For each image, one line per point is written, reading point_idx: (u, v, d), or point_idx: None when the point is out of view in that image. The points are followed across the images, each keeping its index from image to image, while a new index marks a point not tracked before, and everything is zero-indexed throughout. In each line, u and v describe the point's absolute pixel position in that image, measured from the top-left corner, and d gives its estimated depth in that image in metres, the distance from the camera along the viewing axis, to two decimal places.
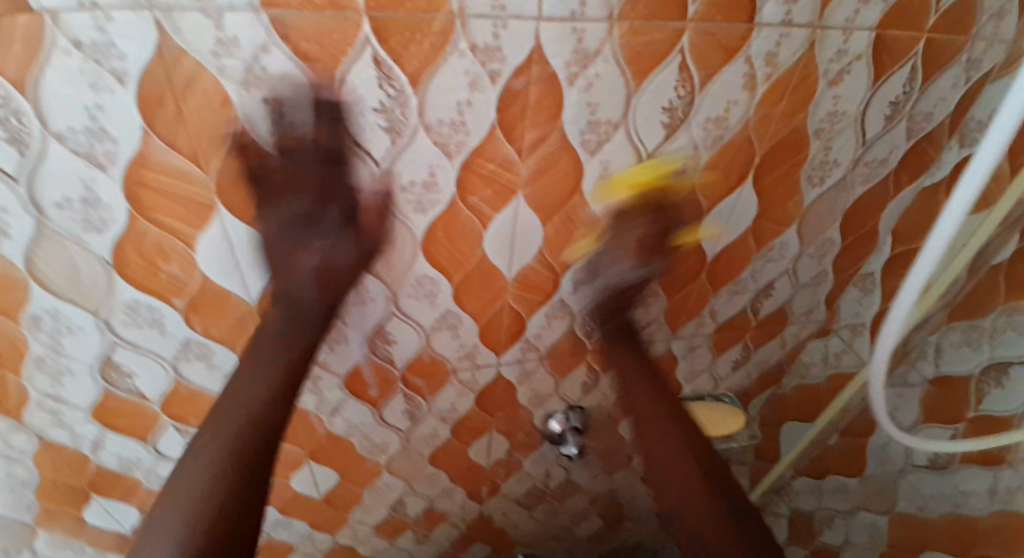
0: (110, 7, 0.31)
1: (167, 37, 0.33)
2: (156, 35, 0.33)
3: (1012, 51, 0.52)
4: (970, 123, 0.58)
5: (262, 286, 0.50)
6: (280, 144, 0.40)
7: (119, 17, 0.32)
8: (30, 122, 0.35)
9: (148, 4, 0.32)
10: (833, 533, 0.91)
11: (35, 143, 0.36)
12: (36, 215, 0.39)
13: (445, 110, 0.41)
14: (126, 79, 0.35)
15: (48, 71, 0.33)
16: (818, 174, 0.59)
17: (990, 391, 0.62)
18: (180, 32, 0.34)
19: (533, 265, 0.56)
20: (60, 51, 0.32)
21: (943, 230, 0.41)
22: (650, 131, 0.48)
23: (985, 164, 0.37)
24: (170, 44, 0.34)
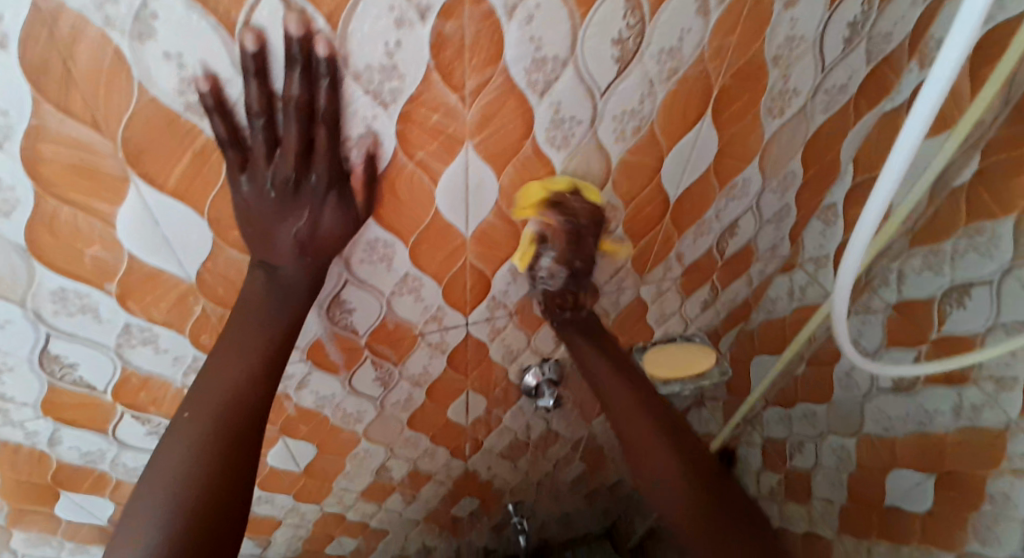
0: None
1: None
2: None
3: None
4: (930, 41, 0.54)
5: (198, 262, 0.46)
6: (191, 104, 0.36)
7: None
8: None
9: None
10: (803, 457, 0.94)
11: None
12: None
13: (372, 49, 0.37)
14: (7, 43, 0.30)
15: None
16: (779, 105, 0.58)
17: (951, 312, 0.62)
18: None
19: (489, 220, 0.54)
20: None
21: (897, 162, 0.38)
22: (600, 67, 0.45)
23: (932, 102, 0.34)
24: None
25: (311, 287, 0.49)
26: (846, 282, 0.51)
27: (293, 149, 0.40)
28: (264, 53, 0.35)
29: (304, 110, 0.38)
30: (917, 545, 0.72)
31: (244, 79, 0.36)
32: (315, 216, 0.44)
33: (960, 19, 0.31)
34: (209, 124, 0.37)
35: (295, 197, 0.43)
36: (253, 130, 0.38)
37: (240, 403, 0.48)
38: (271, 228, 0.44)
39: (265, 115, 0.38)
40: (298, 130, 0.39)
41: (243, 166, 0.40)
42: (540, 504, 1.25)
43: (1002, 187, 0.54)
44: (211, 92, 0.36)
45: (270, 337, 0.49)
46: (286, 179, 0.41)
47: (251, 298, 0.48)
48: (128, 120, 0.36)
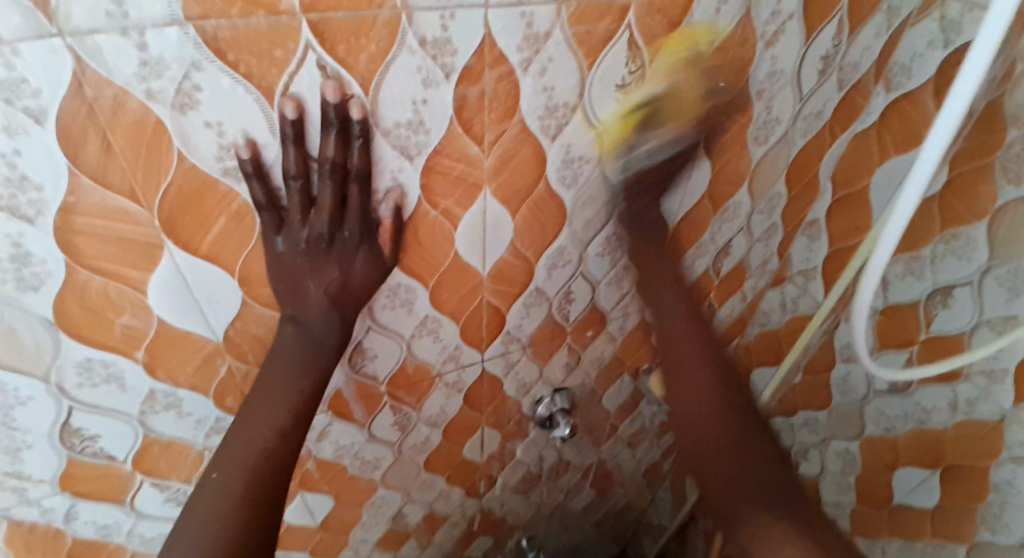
0: (15, 40, 0.27)
1: (83, 69, 0.29)
2: (74, 68, 0.29)
3: None
4: (894, 67, 0.59)
5: (226, 321, 0.47)
6: (228, 168, 0.37)
7: (28, 51, 0.27)
8: None
9: (58, 32, 0.27)
10: (809, 464, 0.96)
11: None
12: None
13: (401, 109, 0.39)
14: (45, 118, 0.30)
15: None
16: (763, 132, 0.62)
17: (937, 313, 0.66)
18: (101, 61, 0.29)
19: (504, 258, 0.56)
20: None
21: (916, 182, 0.42)
22: (606, 110, 0.48)
23: (950, 122, 0.38)
24: (93, 76, 0.30)
25: (337, 340, 0.50)
26: (869, 294, 0.52)
27: (327, 206, 0.41)
28: (302, 119, 0.36)
29: (338, 169, 0.39)
30: (930, 540, 0.74)
31: (282, 144, 0.37)
32: (345, 270, 0.46)
33: (980, 37, 0.34)
34: (246, 189, 0.39)
35: (328, 250, 0.44)
36: (289, 192, 0.40)
37: (269, 462, 0.46)
38: (303, 285, 0.46)
39: (301, 176, 0.39)
40: (333, 189, 0.40)
41: (278, 228, 0.42)
42: (552, 536, 1.22)
43: (972, 193, 0.59)
44: (251, 158, 0.37)
45: (298, 393, 0.48)
46: (320, 235, 0.43)
47: (285, 351, 0.48)
48: (164, 188, 0.36)
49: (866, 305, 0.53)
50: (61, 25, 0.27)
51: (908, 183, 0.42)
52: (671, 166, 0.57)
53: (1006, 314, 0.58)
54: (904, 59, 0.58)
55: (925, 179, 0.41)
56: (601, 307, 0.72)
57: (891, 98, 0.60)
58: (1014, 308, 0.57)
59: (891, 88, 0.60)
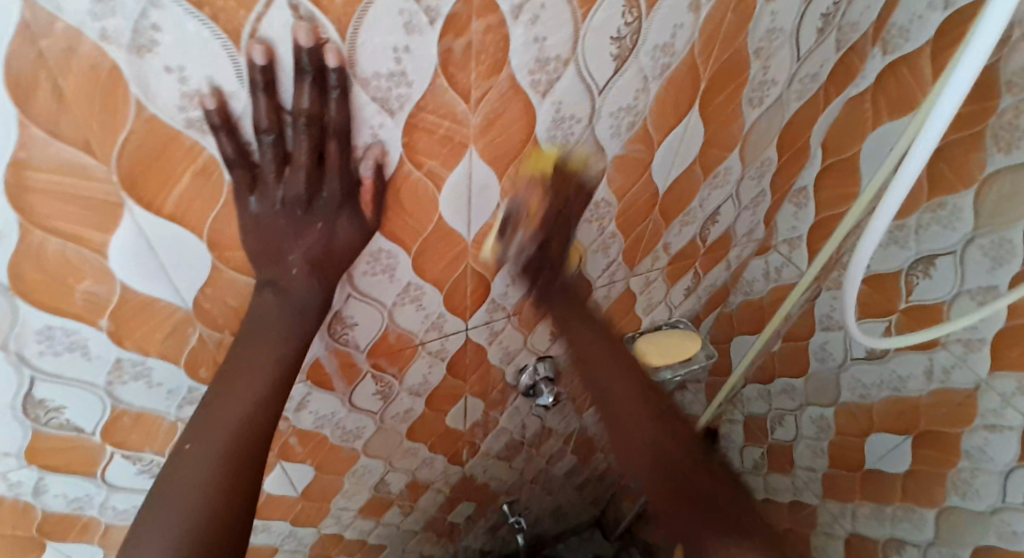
0: None
1: (31, 4, 0.25)
2: (23, 10, 0.25)
3: None
4: (892, 29, 0.59)
5: (196, 288, 0.44)
6: (193, 120, 0.34)
7: None
8: None
9: None
10: (784, 430, 0.98)
11: None
12: None
13: (382, 59, 0.36)
14: None
15: None
16: (758, 95, 0.61)
17: (918, 283, 0.67)
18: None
19: (491, 223, 0.54)
20: None
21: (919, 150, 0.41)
22: (601, 66, 0.45)
23: (959, 91, 0.36)
24: (40, 16, 0.26)
25: (319, 309, 0.47)
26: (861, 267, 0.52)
27: (304, 163, 0.39)
28: (272, 66, 0.33)
29: (314, 123, 0.37)
30: (900, 503, 0.77)
31: (252, 93, 0.34)
32: (325, 232, 0.44)
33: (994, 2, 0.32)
34: (215, 144, 0.36)
35: (307, 212, 0.42)
36: (261, 148, 0.37)
37: (247, 435, 0.45)
38: (281, 247, 0.43)
39: (274, 130, 0.37)
40: (309, 145, 0.38)
41: (251, 187, 0.39)
42: (533, 501, 1.25)
43: (962, 162, 0.59)
44: (217, 108, 0.34)
45: (276, 363, 0.47)
46: (298, 196, 0.41)
47: (264, 320, 0.46)
48: (123, 141, 0.33)
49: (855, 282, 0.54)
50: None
51: (909, 155, 0.41)
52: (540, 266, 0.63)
53: (988, 284, 0.59)
54: (902, 20, 0.57)
55: (926, 153, 0.40)
56: (587, 275, 0.71)
57: (888, 60, 0.60)
58: (997, 277, 0.58)
59: (888, 51, 0.60)
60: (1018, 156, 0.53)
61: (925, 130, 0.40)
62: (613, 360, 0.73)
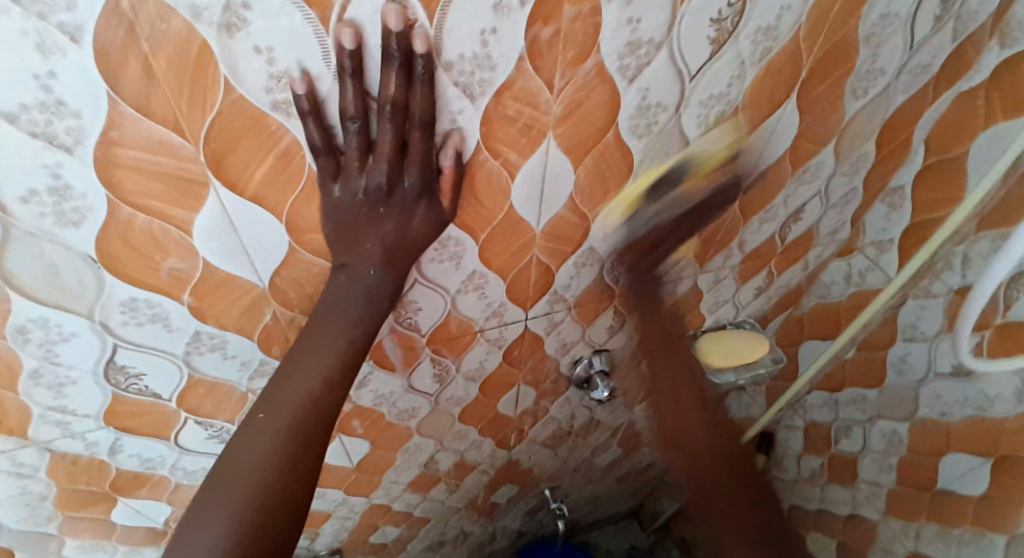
0: None
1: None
2: None
3: None
4: (1012, 21, 0.51)
5: (272, 268, 0.45)
6: (278, 103, 0.34)
7: None
8: None
9: None
10: (849, 441, 0.90)
11: None
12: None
13: (468, 41, 0.34)
14: (83, 37, 0.27)
15: None
16: (863, 84, 0.55)
17: (1018, 298, 0.57)
18: None
19: (562, 214, 0.52)
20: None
21: None
22: (695, 50, 0.42)
23: None
24: None
25: (390, 297, 0.48)
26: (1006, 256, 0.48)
27: (386, 153, 0.39)
28: (359, 50, 0.33)
29: (398, 111, 0.37)
30: (970, 527, 0.69)
31: (339, 78, 0.34)
32: (403, 222, 0.44)
33: None
34: (302, 129, 0.36)
35: (387, 203, 0.42)
36: (347, 134, 0.37)
37: (314, 408, 0.45)
38: (359, 235, 0.44)
39: (359, 117, 0.37)
40: (392, 133, 0.38)
41: (334, 174, 0.40)
42: (574, 488, 1.24)
43: None
44: (306, 93, 0.34)
45: (347, 345, 0.47)
46: (378, 186, 0.41)
47: (332, 303, 0.46)
48: (210, 122, 0.33)
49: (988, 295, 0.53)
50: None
51: None
52: (676, 214, 0.59)
53: None
54: None
55: None
56: (654, 271, 0.68)
57: (1005, 55, 0.52)
58: None
59: (1005, 44, 0.52)
60: None
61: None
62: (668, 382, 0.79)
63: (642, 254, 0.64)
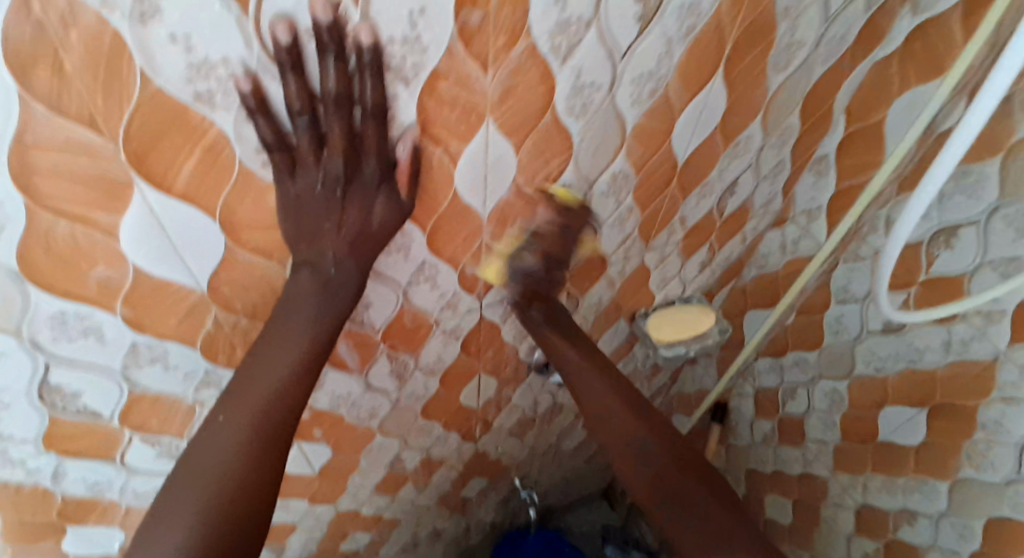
0: None
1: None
2: None
3: None
4: None
5: (209, 270, 0.43)
6: (202, 95, 0.33)
7: None
8: None
9: None
10: (795, 403, 0.95)
11: None
12: None
13: (397, 22, 0.34)
14: None
15: None
16: (784, 58, 0.58)
17: (939, 255, 0.63)
18: None
19: (506, 197, 0.52)
20: None
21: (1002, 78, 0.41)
22: (624, 29, 0.43)
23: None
24: None
25: (354, 289, 0.47)
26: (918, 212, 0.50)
27: (339, 145, 0.39)
28: (297, 43, 0.33)
29: (343, 102, 0.37)
30: (914, 475, 0.74)
31: (282, 74, 0.34)
32: (366, 215, 0.44)
33: None
34: (252, 126, 0.36)
35: (346, 196, 0.42)
36: (297, 131, 0.37)
37: (281, 406, 0.46)
38: (319, 229, 0.44)
39: (307, 112, 0.36)
40: (341, 125, 0.38)
41: (291, 170, 0.40)
42: (544, 475, 1.26)
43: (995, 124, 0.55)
44: (253, 92, 0.34)
45: (311, 343, 0.46)
46: (336, 177, 0.41)
47: (296, 300, 0.46)
48: (130, 118, 0.32)
49: (914, 217, 0.51)
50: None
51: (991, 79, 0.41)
52: (527, 274, 0.64)
53: (1011, 254, 0.56)
54: None
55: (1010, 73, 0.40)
56: (602, 251, 0.70)
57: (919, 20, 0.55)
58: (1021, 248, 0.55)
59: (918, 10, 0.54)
60: None
61: (992, 78, 0.41)
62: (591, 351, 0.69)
63: (543, 298, 0.68)
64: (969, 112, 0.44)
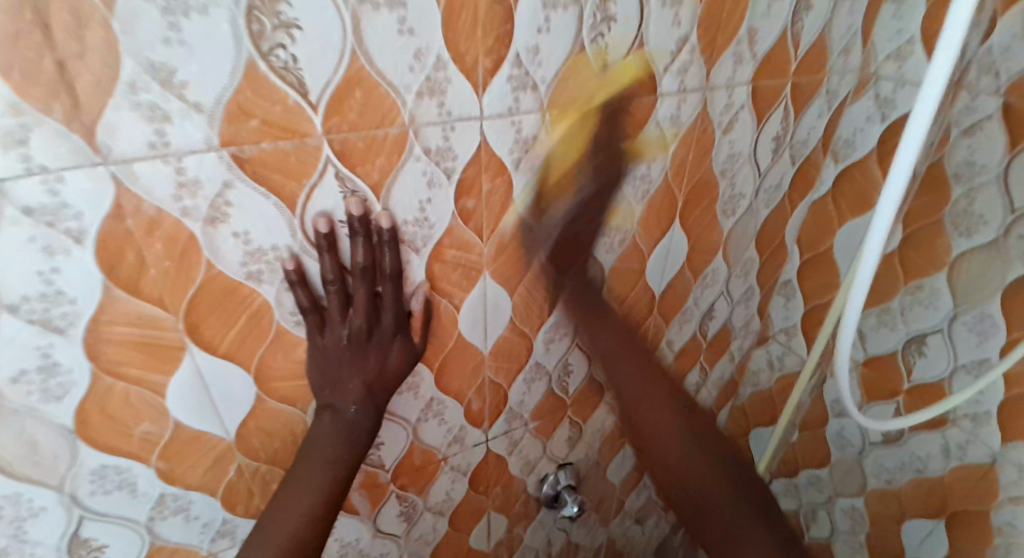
0: (61, 168, 0.31)
1: (118, 181, 0.33)
2: (116, 189, 0.33)
3: (860, 77, 0.61)
4: (839, 141, 0.66)
5: (239, 419, 0.48)
6: (251, 273, 0.41)
7: (71, 177, 0.31)
8: None
9: (103, 161, 0.32)
10: (819, 527, 0.87)
11: None
12: None
13: (410, 208, 0.44)
14: (84, 238, 0.34)
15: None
16: (730, 207, 0.69)
17: (915, 361, 0.65)
18: (137, 181, 0.33)
19: (505, 334, 0.59)
20: (9, 221, 0.31)
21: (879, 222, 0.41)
22: (590, 196, 0.53)
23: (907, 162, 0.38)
24: (130, 195, 0.33)
25: (369, 429, 0.50)
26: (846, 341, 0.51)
27: (363, 304, 0.45)
28: (333, 231, 0.41)
29: (368, 271, 0.44)
30: None
31: (319, 253, 0.42)
32: (382, 361, 0.49)
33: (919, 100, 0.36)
34: (291, 295, 0.43)
35: (367, 345, 0.47)
36: (328, 295, 0.44)
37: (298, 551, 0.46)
38: (341, 375, 0.47)
39: (337, 281, 0.43)
40: (366, 290, 0.44)
41: (320, 328, 0.45)
42: None
43: (926, 245, 0.62)
44: (294, 269, 0.42)
45: (331, 483, 0.48)
46: (359, 330, 0.46)
47: (318, 442, 0.49)
48: (192, 294, 0.39)
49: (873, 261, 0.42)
50: (104, 153, 0.31)
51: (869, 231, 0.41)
52: None
53: (979, 357, 0.58)
54: (847, 133, 0.65)
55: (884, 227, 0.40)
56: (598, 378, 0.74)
57: (840, 167, 0.67)
58: (986, 350, 0.57)
59: (839, 159, 0.67)
60: (979, 238, 0.56)
61: (921, 92, 0.35)
62: (648, 372, 0.64)
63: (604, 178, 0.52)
64: (906, 125, 0.37)
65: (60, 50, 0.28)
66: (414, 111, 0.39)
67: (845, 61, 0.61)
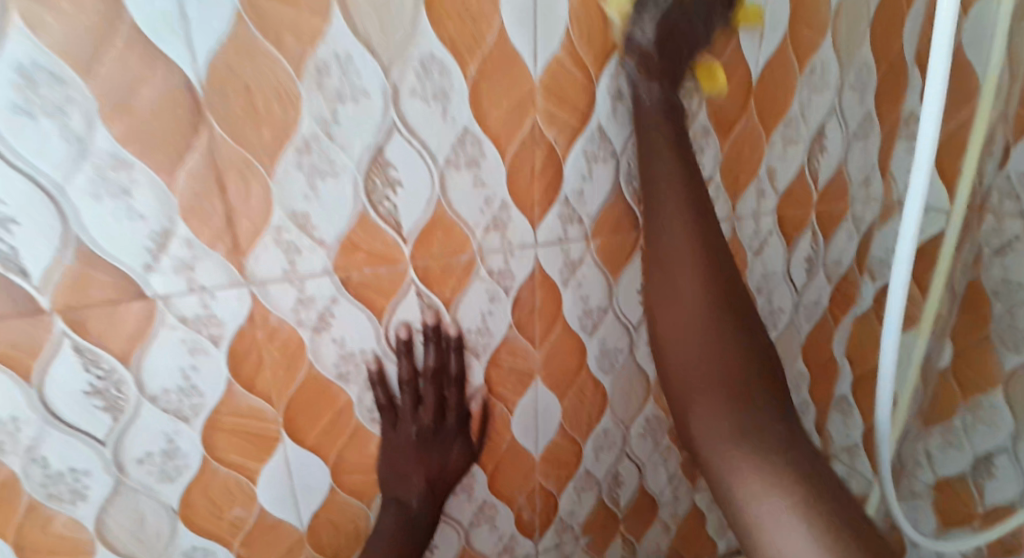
0: (215, 288, 0.41)
1: (254, 297, 0.42)
2: (250, 303, 0.42)
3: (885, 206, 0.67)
4: (873, 261, 0.70)
5: (312, 510, 0.52)
6: (341, 374, 0.48)
7: (221, 296, 0.41)
8: (128, 389, 0.41)
9: (247, 282, 0.42)
10: None
11: (129, 406, 0.41)
12: (116, 473, 0.43)
13: (474, 319, 0.51)
14: (220, 340, 0.43)
15: (154, 347, 0.41)
16: (770, 319, 0.69)
17: (987, 484, 0.62)
18: (268, 296, 0.43)
19: (556, 440, 0.62)
20: (169, 326, 0.40)
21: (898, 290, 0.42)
22: (632, 309, 0.58)
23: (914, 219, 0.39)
24: (260, 307, 0.43)
25: (425, 530, 0.54)
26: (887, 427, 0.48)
27: (431, 404, 0.52)
28: (411, 339, 0.50)
29: (437, 374, 0.51)
30: None
31: (397, 357, 0.50)
32: (443, 458, 0.54)
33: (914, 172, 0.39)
34: (370, 393, 0.50)
35: (433, 442, 0.53)
36: (402, 394, 0.51)
37: None
38: (407, 469, 0.53)
39: (411, 381, 0.51)
40: (434, 391, 0.52)
41: (393, 424, 0.52)
42: None
43: (981, 363, 0.60)
44: (377, 369, 0.49)
45: None
46: (426, 428, 0.52)
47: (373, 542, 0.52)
48: (292, 390, 0.47)
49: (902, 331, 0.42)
50: (249, 276, 0.41)
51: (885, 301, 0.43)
52: None
53: None
54: (880, 253, 0.69)
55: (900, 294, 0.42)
56: (650, 492, 0.72)
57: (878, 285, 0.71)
58: None
59: (876, 277, 0.70)
60: None
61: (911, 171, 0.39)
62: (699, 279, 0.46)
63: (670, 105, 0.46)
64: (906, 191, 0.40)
65: (229, 202, 0.39)
66: (482, 242, 0.48)
67: (866, 192, 0.65)
